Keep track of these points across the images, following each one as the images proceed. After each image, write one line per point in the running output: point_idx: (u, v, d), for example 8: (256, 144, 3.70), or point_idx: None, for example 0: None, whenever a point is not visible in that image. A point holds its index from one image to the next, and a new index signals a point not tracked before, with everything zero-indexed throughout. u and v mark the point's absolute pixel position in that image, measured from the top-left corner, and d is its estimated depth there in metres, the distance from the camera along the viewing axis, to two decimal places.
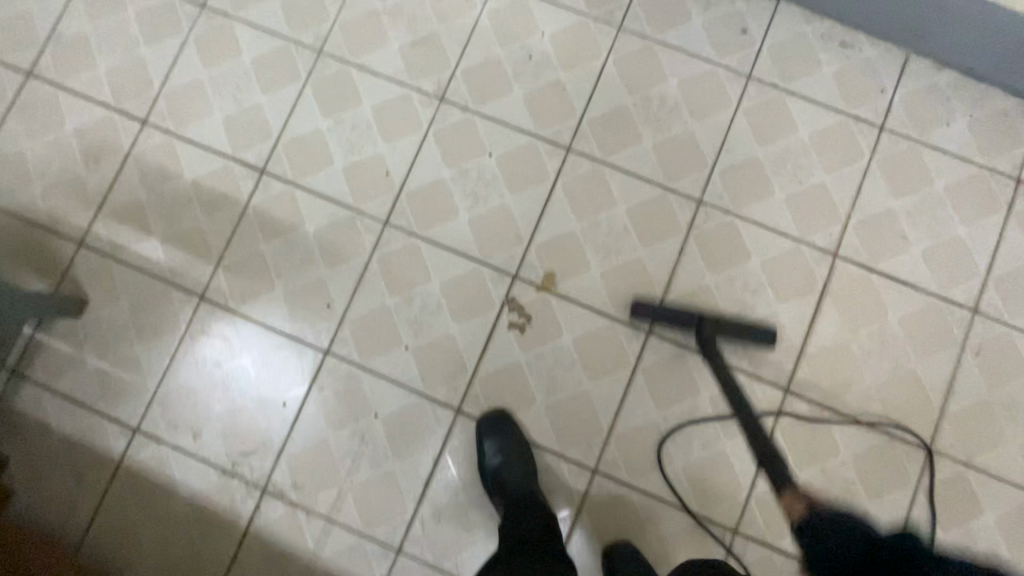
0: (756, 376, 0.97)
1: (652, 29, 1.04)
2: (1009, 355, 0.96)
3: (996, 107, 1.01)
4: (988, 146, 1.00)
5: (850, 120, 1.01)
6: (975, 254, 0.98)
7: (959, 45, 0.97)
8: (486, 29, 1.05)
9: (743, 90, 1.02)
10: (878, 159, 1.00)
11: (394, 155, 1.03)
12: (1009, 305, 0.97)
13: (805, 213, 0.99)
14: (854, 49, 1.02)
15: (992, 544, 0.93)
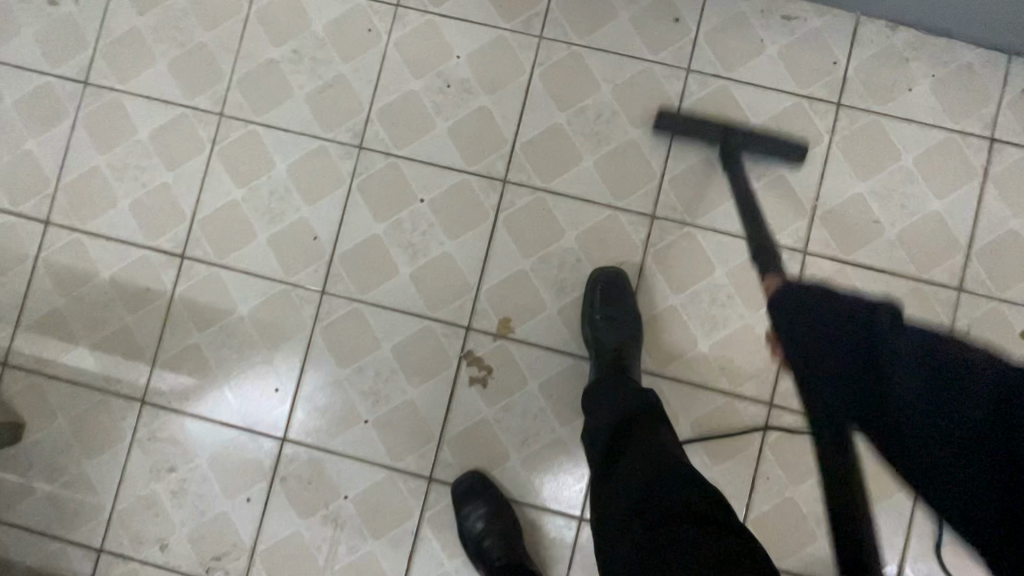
0: (738, 394, 0.91)
1: (576, 32, 0.94)
2: (1002, 332, 0.90)
3: (961, 61, 0.92)
4: (957, 106, 0.92)
5: (804, 101, 0.92)
6: (955, 228, 0.91)
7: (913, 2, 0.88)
8: (396, 62, 0.95)
9: (684, 87, 0.93)
10: (838, 140, 0.92)
11: (319, 217, 0.95)
12: (995, 278, 0.91)
13: (768, 212, 0.92)
14: (799, 21, 0.93)
15: None
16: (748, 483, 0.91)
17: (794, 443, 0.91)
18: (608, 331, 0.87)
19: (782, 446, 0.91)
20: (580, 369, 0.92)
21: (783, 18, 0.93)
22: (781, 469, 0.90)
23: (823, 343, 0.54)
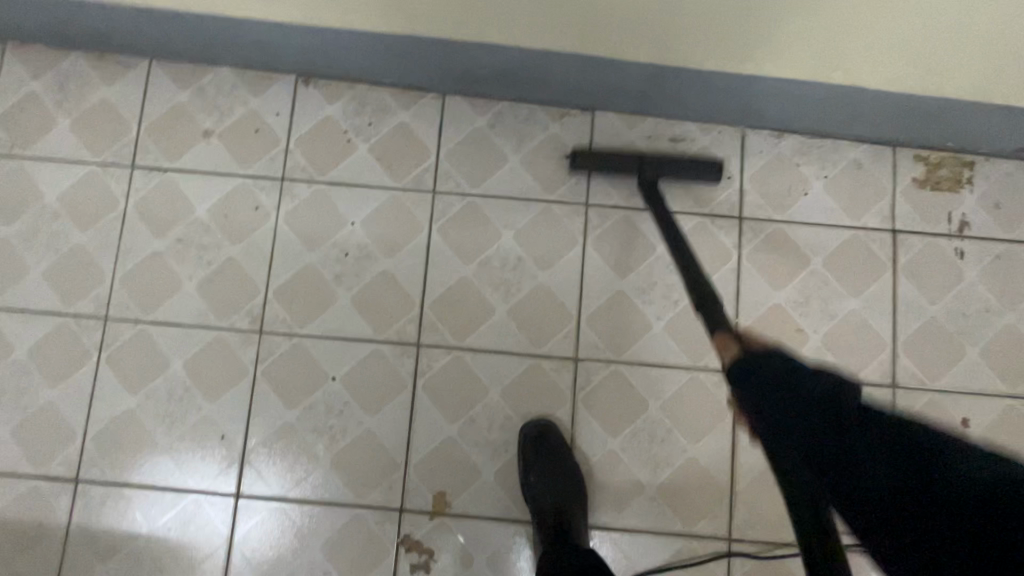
0: (695, 534, 0.86)
1: (470, 182, 0.92)
2: (944, 423, 0.89)
3: (849, 160, 0.94)
4: (854, 203, 0.93)
5: (706, 220, 0.92)
6: (877, 324, 0.90)
7: (792, 117, 0.89)
8: (289, 236, 0.91)
9: (586, 222, 0.92)
10: (747, 254, 0.92)
11: (225, 413, 0.88)
12: (926, 369, 0.90)
13: (691, 336, 0.90)
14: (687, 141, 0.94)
15: None
16: None
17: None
18: (545, 489, 0.82)
19: None
20: (526, 533, 0.86)
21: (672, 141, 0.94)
22: None
23: (809, 444, 0.51)
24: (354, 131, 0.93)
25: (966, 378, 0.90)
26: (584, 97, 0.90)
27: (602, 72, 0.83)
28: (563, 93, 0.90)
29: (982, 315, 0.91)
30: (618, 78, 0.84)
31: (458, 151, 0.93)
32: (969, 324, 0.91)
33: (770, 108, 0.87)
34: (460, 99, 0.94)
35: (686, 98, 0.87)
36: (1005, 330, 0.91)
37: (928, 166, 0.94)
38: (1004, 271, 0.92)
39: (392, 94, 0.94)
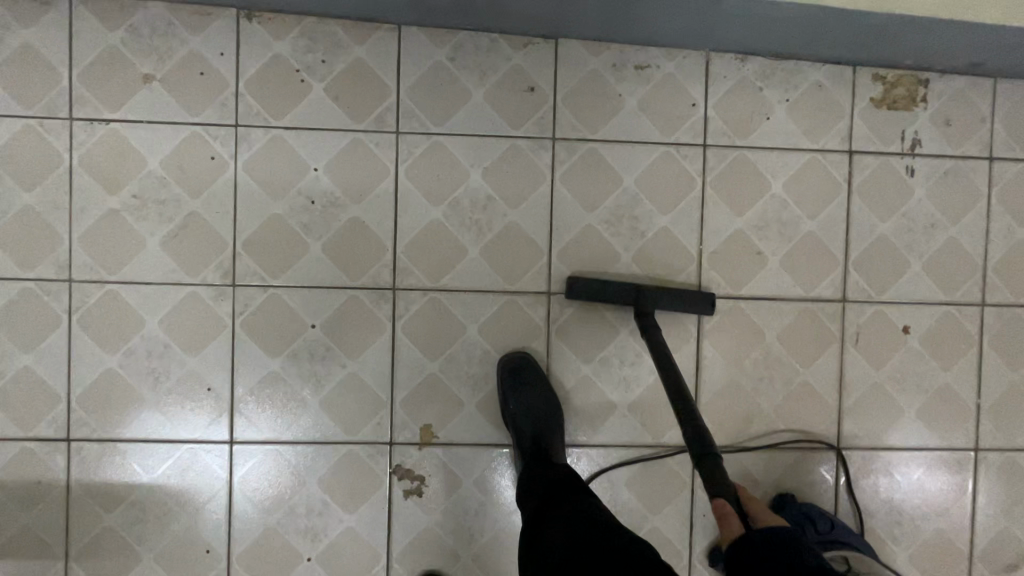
0: (663, 444, 0.95)
1: (433, 121, 0.90)
2: (887, 331, 0.96)
3: (810, 81, 0.94)
4: (814, 125, 0.95)
5: (672, 149, 0.93)
6: (832, 244, 0.95)
7: (758, 37, 0.88)
8: (250, 186, 0.89)
9: (553, 157, 0.92)
10: (711, 181, 0.94)
11: (208, 366, 0.89)
12: (874, 283, 0.96)
13: (657, 264, 0.94)
14: (651, 68, 0.92)
15: (912, 508, 0.98)
16: (688, 523, 0.95)
17: None
18: (524, 415, 0.88)
19: None
20: (508, 455, 0.93)
21: (636, 68, 0.92)
22: None
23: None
24: (307, 70, 0.88)
25: (909, 288, 0.97)
26: (546, 24, 0.87)
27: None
28: (525, 20, 0.86)
29: (928, 229, 0.97)
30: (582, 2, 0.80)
31: (418, 87, 0.90)
32: (915, 238, 0.97)
33: (736, 29, 0.85)
34: (416, 31, 0.90)
35: (650, 21, 0.85)
36: (947, 242, 0.97)
37: (886, 85, 0.95)
38: (950, 186, 0.97)
39: (344, 28, 0.89)
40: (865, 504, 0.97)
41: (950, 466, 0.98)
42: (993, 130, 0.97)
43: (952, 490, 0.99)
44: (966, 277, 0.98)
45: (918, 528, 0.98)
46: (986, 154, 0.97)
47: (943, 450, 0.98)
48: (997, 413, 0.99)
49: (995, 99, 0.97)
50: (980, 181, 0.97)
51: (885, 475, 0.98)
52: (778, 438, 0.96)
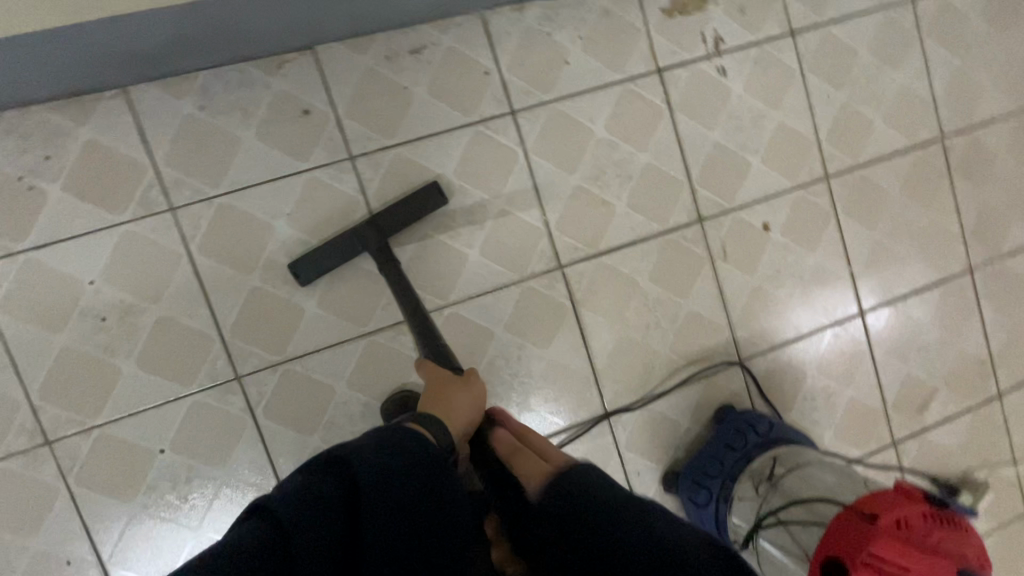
0: (577, 423, 0.92)
1: (209, 182, 0.78)
2: (749, 235, 0.96)
3: (595, 10, 0.88)
4: (615, 55, 0.89)
5: (480, 127, 0.86)
6: (672, 170, 0.92)
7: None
8: (20, 328, 0.75)
9: (358, 179, 0.82)
10: (531, 147, 0.88)
11: (57, 539, 0.77)
12: (722, 192, 0.95)
13: (508, 249, 0.88)
14: (427, 47, 0.84)
15: (823, 389, 1.01)
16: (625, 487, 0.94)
17: (641, 430, 0.95)
18: None
19: (634, 440, 0.94)
20: None
21: (413, 52, 0.83)
22: (644, 459, 0.95)
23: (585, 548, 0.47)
24: (32, 175, 0.74)
25: (757, 187, 0.96)
26: (289, 36, 0.76)
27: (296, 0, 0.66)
28: (264, 37, 0.74)
29: (755, 122, 0.95)
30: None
31: (177, 151, 0.77)
32: (746, 136, 0.95)
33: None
34: (147, 88, 0.76)
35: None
36: (777, 129, 0.96)
37: None
38: (763, 74, 0.95)
39: (57, 112, 0.74)
40: (780, 403, 0.99)
41: (843, 338, 1.01)
42: (786, 5, 0.96)
43: (852, 359, 1.02)
44: (803, 157, 0.98)
45: (833, 407, 1.01)
46: (786, 30, 0.96)
47: (832, 326, 1.01)
48: (867, 275, 1.02)
49: None
50: (788, 60, 0.96)
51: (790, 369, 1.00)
52: (681, 374, 0.96)
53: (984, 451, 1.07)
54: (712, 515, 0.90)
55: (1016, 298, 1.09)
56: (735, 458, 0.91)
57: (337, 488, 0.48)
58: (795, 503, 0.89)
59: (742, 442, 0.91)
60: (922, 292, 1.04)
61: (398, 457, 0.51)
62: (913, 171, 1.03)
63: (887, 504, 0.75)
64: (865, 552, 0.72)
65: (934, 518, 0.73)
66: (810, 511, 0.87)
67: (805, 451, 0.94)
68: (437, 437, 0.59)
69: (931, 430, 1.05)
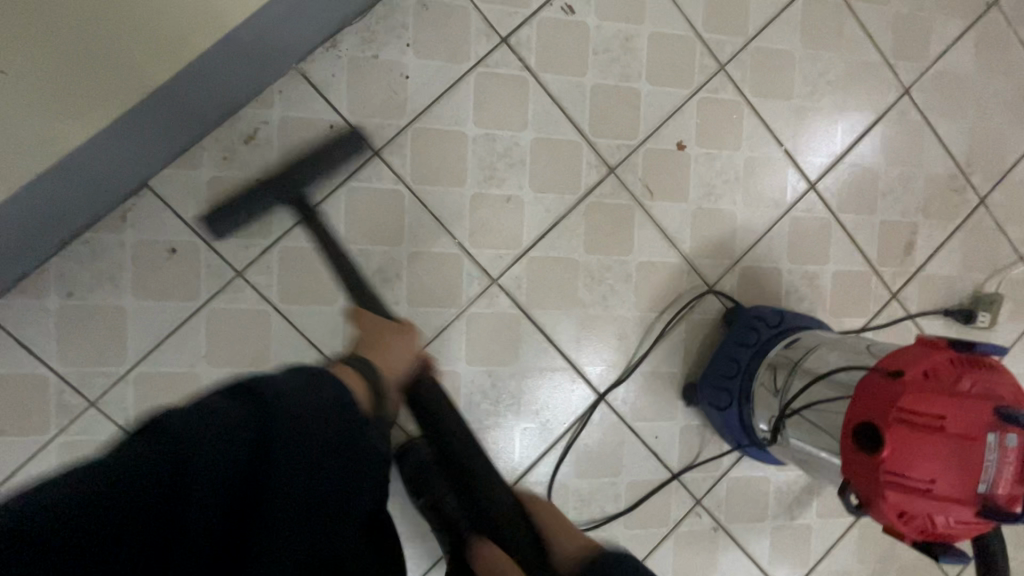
0: (576, 417, 0.90)
1: (115, 361, 0.75)
2: (666, 161, 0.90)
3: (411, 9, 0.80)
4: (452, 46, 0.82)
5: (351, 183, 0.80)
6: (561, 134, 0.86)
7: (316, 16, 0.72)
8: None
9: (256, 290, 0.78)
10: (411, 177, 0.82)
11: None
12: (622, 132, 0.88)
13: (434, 288, 0.84)
14: (261, 128, 0.77)
15: (804, 276, 0.96)
16: (649, 453, 0.93)
17: (642, 395, 0.92)
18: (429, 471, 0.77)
19: (639, 406, 0.92)
20: None
21: (247, 141, 0.77)
22: (656, 420, 0.93)
23: None
24: None
25: (654, 111, 0.89)
26: (115, 187, 0.70)
27: (84, 163, 0.60)
28: (85, 203, 0.69)
29: (626, 45, 0.87)
30: (107, 149, 0.62)
31: (67, 347, 0.74)
32: (622, 63, 0.87)
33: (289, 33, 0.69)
34: (7, 301, 0.72)
35: (200, 102, 0.68)
36: (651, 41, 0.88)
37: None
38: None
39: None
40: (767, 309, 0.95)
41: (803, 217, 0.95)
42: None
43: (821, 234, 0.96)
44: (690, 57, 0.90)
45: (821, 288, 0.97)
46: None
47: (789, 212, 0.95)
48: (804, 144, 0.95)
49: None
50: None
51: (763, 272, 0.95)
52: (660, 324, 0.92)
53: (985, 262, 1.03)
54: (737, 413, 0.86)
55: (962, 97, 1.01)
56: (751, 354, 0.86)
57: (248, 429, 0.40)
58: (818, 379, 0.78)
59: (756, 337, 0.87)
60: (865, 135, 0.97)
61: (328, 402, 0.44)
62: (808, 18, 0.94)
63: (911, 357, 0.65)
64: (898, 408, 0.62)
65: (963, 362, 0.63)
66: (835, 384, 0.75)
67: (821, 333, 0.86)
68: (368, 379, 0.56)
69: (925, 265, 1.00)
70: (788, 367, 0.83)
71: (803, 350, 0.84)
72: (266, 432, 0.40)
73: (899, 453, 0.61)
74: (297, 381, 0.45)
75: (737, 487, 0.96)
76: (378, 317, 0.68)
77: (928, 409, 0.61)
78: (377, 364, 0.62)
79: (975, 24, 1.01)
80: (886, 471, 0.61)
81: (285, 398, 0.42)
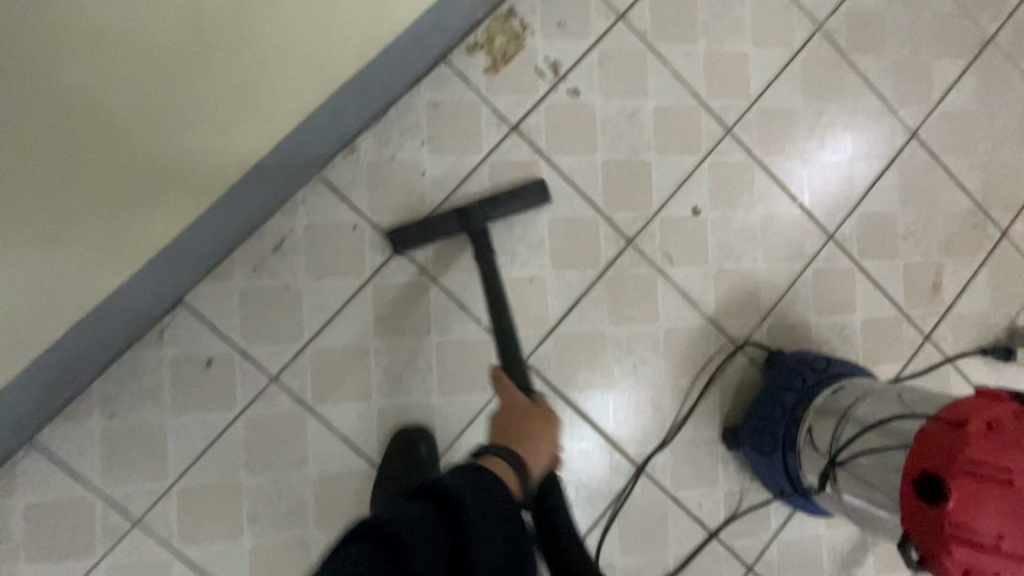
0: (616, 491, 0.88)
1: (157, 478, 0.75)
2: (682, 227, 0.90)
3: (422, 108, 0.83)
4: (464, 138, 0.84)
5: (375, 279, 0.82)
6: (576, 211, 0.87)
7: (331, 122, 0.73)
8: None
9: (290, 393, 0.79)
10: (433, 267, 0.83)
11: None
12: (635, 203, 0.89)
13: (464, 374, 0.84)
14: (286, 235, 0.79)
15: (833, 326, 0.95)
16: (695, 523, 0.90)
17: (684, 463, 0.90)
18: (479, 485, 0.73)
19: (681, 475, 0.90)
20: None
21: (275, 250, 0.79)
22: (699, 488, 0.90)
23: None
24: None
25: (665, 180, 0.90)
26: (150, 309, 0.72)
27: (158, 261, 0.64)
28: (123, 328, 0.70)
29: (632, 119, 0.89)
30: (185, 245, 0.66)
31: (110, 468, 0.74)
32: (629, 137, 0.89)
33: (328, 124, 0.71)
34: (51, 428, 0.73)
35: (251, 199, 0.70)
36: (656, 113, 0.90)
37: (484, 47, 0.85)
38: (614, 71, 0.89)
39: None
40: None
41: (825, 268, 0.95)
42: None
43: (846, 283, 0.95)
44: (696, 123, 0.91)
45: (851, 337, 0.95)
46: (614, 15, 0.89)
47: (811, 264, 0.94)
48: (818, 195, 0.95)
49: None
50: (631, 43, 0.89)
51: (793, 326, 0.93)
52: (694, 388, 0.90)
53: (1015, 294, 1.01)
54: (781, 461, 0.81)
55: (970, 134, 1.02)
56: (795, 400, 0.82)
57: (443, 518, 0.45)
58: (870, 427, 0.72)
59: (801, 382, 0.82)
60: (878, 181, 0.97)
61: (500, 502, 0.49)
62: (809, 74, 0.95)
63: (970, 406, 0.59)
64: (960, 458, 0.56)
65: (1022, 409, 0.57)
66: (893, 433, 0.69)
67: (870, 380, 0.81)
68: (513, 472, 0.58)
69: (954, 304, 0.99)
70: (835, 413, 0.77)
71: (849, 396, 0.78)
72: (461, 540, 0.44)
73: (964, 508, 0.54)
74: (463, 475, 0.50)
75: (790, 551, 0.92)
76: (515, 391, 0.70)
77: (993, 462, 0.54)
78: (524, 456, 0.63)
79: (975, 61, 1.02)
80: (950, 526, 0.55)
81: (473, 502, 0.47)
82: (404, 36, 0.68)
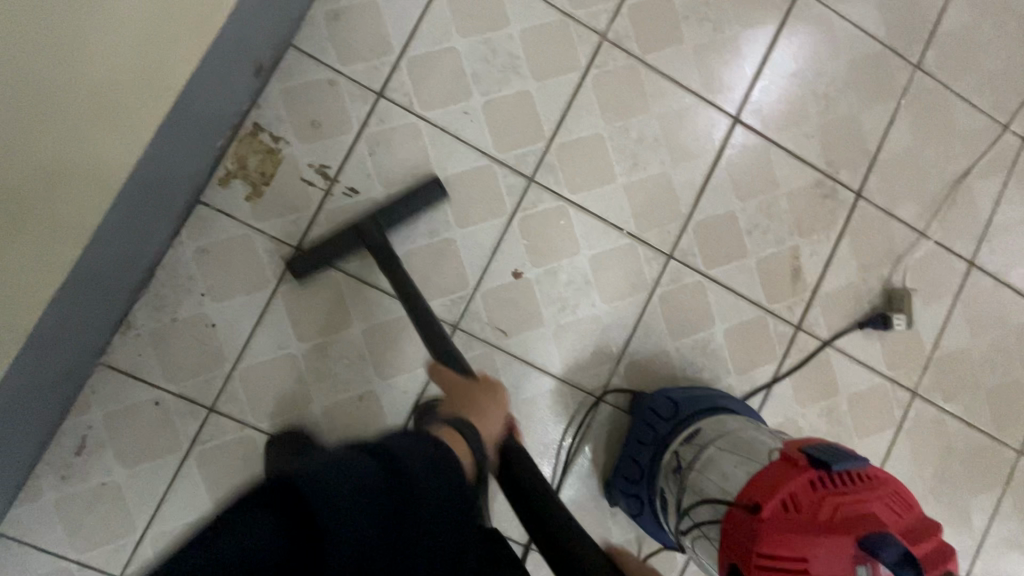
0: None
1: None
2: (508, 294, 0.85)
3: (193, 258, 0.78)
4: (247, 275, 0.79)
5: (197, 445, 0.78)
6: (390, 312, 0.83)
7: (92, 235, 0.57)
8: None
9: None
10: (255, 417, 0.80)
11: None
12: (451, 286, 0.84)
13: None
14: (88, 432, 0.76)
15: (696, 346, 0.90)
16: None
17: None
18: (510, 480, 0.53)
19: None
20: None
21: (78, 453, 0.76)
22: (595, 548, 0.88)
23: None
24: None
25: (476, 252, 0.84)
26: None
27: None
28: None
29: (423, 198, 0.83)
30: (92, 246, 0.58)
31: None
32: (425, 218, 0.83)
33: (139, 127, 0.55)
34: None
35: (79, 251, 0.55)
36: (447, 185, 0.83)
37: (238, 174, 0.79)
38: (389, 155, 0.82)
39: None
40: None
41: (672, 287, 0.90)
42: (350, 77, 0.81)
43: (698, 297, 0.90)
44: (493, 181, 0.85)
45: (717, 352, 0.91)
46: (373, 94, 0.82)
47: (654, 291, 0.89)
48: (646, 216, 0.89)
49: (317, 54, 0.80)
50: (399, 120, 0.82)
51: (653, 357, 0.89)
52: (562, 452, 0.87)
53: (883, 254, 0.96)
54: (650, 518, 0.79)
55: (799, 98, 0.94)
56: (651, 454, 0.79)
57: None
58: (702, 500, 0.68)
59: (653, 434, 0.80)
60: (708, 182, 0.91)
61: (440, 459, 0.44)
62: (604, 89, 0.88)
63: (772, 482, 0.56)
64: (756, 554, 0.53)
65: (809, 477, 0.54)
66: (713, 507, 0.66)
67: (727, 420, 0.76)
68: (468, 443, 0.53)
69: (821, 283, 0.94)
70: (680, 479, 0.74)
71: (697, 446, 0.75)
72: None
73: None
74: (423, 451, 0.44)
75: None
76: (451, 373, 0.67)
77: (782, 551, 0.51)
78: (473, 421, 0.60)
79: (787, 19, 0.94)
80: None
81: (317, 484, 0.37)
82: (110, 223, 0.61)
